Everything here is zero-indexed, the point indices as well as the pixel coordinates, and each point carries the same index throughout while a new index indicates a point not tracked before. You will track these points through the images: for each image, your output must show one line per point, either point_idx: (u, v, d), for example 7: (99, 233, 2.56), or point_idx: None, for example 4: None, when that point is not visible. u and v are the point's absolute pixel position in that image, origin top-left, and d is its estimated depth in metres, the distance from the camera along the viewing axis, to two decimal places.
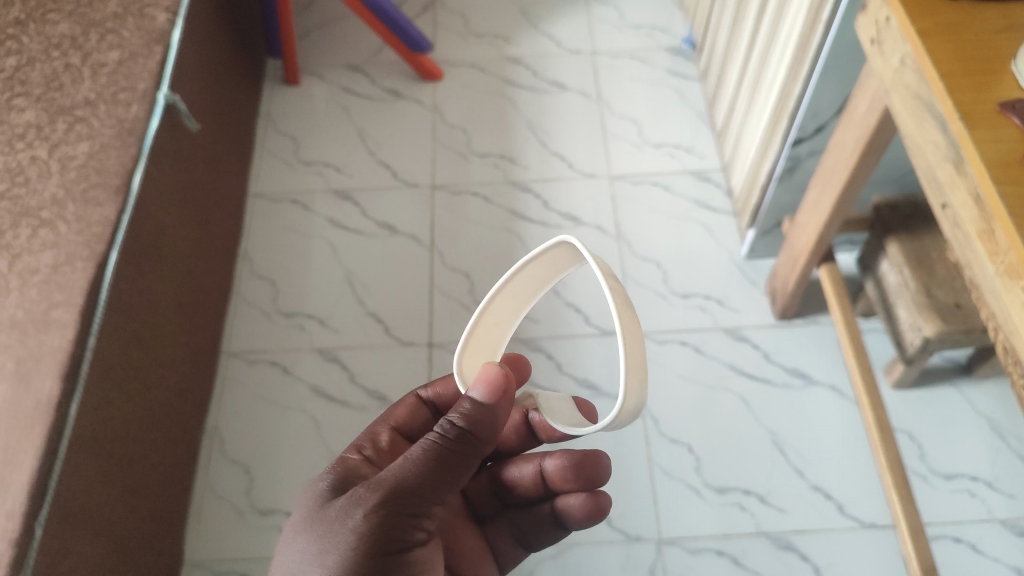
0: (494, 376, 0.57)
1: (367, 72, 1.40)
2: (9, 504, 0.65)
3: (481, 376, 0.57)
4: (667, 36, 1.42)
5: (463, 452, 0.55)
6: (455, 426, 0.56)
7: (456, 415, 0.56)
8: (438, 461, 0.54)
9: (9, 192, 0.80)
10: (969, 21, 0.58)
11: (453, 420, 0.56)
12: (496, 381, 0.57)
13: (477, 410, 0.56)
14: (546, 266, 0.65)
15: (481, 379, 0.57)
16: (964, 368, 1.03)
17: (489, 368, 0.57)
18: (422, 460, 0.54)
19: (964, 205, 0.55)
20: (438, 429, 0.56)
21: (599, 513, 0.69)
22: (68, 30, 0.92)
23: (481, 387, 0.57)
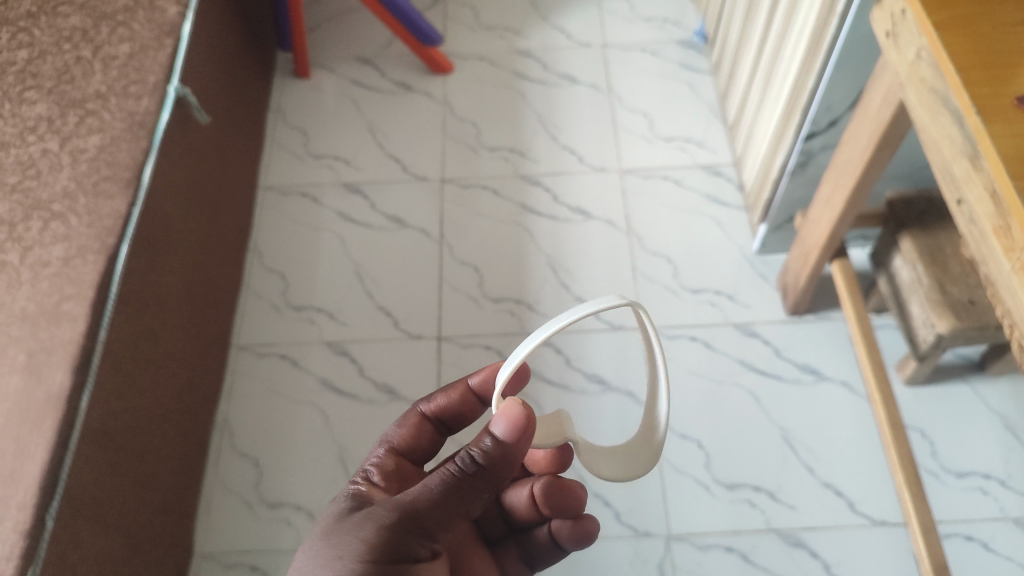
0: (517, 415, 0.52)
1: (377, 65, 1.39)
2: (21, 495, 0.65)
3: (504, 413, 0.52)
4: (678, 29, 1.41)
5: (478, 486, 0.52)
6: (472, 457, 0.52)
7: (476, 451, 0.53)
8: (452, 494, 0.52)
9: (20, 184, 0.80)
10: (986, 14, 0.58)
11: (471, 453, 0.52)
12: (520, 420, 0.52)
13: (496, 446, 0.52)
14: (575, 295, 0.51)
15: (504, 414, 0.52)
16: (977, 365, 1.02)
17: (512, 406, 0.52)
18: (436, 485, 0.52)
19: (980, 200, 0.54)
20: (457, 462, 0.53)
21: (587, 536, 0.69)
22: (79, 22, 0.92)
23: (504, 423, 0.52)
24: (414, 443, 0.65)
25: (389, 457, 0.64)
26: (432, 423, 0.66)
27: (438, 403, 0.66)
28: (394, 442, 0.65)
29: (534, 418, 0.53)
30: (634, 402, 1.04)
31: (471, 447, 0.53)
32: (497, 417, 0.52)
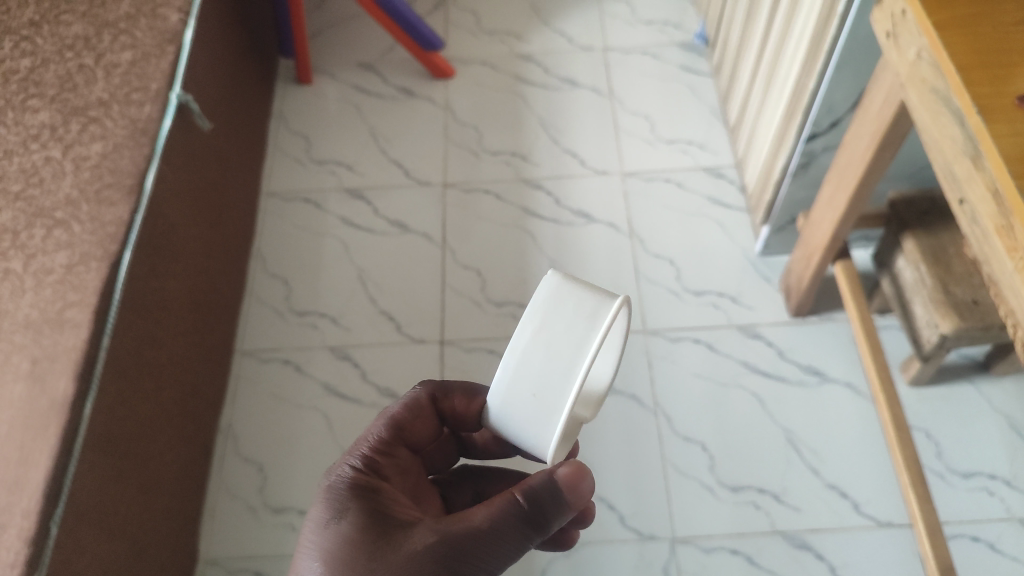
0: (581, 474, 0.53)
1: (378, 70, 1.40)
2: (25, 502, 0.65)
3: (573, 470, 0.53)
4: (679, 31, 1.41)
5: (529, 529, 0.52)
6: (527, 502, 0.52)
7: (538, 491, 0.52)
8: (505, 533, 0.51)
9: (23, 192, 0.81)
10: (988, 13, 0.57)
11: (530, 498, 0.52)
12: (583, 479, 0.53)
13: (557, 500, 0.52)
14: (542, 297, 0.55)
15: (572, 471, 0.53)
16: (982, 365, 1.02)
17: (580, 465, 0.53)
18: (491, 526, 0.51)
19: (982, 200, 0.54)
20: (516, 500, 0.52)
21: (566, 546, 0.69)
22: (81, 30, 0.93)
23: (570, 479, 0.53)
24: (414, 428, 0.61)
25: (390, 437, 0.60)
26: (437, 416, 0.62)
27: (453, 399, 0.61)
28: (396, 421, 0.60)
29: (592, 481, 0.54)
30: (637, 404, 1.04)
31: (531, 492, 0.52)
32: (565, 469, 0.53)
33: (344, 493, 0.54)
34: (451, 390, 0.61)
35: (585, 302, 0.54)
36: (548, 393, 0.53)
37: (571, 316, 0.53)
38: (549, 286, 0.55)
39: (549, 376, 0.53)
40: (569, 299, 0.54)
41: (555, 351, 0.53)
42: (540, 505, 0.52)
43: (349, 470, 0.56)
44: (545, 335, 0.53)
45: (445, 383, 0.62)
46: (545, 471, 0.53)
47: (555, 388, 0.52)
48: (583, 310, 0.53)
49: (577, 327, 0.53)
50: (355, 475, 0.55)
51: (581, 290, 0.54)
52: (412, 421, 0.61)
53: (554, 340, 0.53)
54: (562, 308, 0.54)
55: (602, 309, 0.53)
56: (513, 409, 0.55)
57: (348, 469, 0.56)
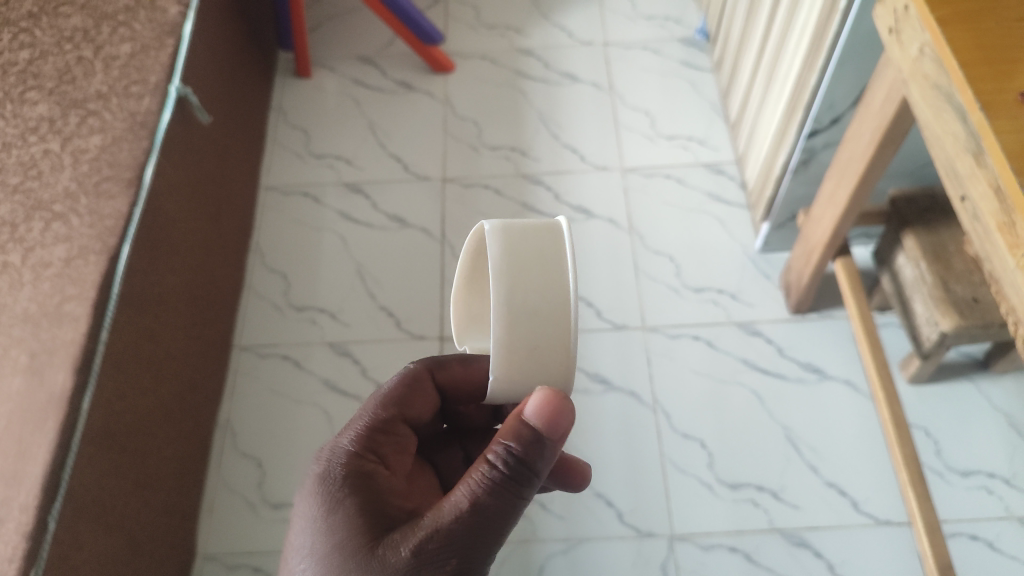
0: (556, 404, 0.49)
1: (378, 64, 1.39)
2: (23, 497, 0.65)
3: (544, 402, 0.49)
4: (680, 26, 1.41)
5: (511, 493, 0.48)
6: (503, 465, 0.48)
7: (509, 450, 0.48)
8: (486, 501, 0.47)
9: (22, 185, 0.80)
10: (991, 10, 0.57)
11: (512, 461, 0.48)
12: (561, 415, 0.49)
13: (530, 452, 0.49)
14: (500, 244, 0.54)
15: (542, 403, 0.49)
16: (981, 363, 1.02)
17: (550, 395, 0.49)
18: (477, 503, 0.47)
19: (984, 197, 0.54)
20: (492, 464, 0.48)
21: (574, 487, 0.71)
22: (80, 22, 0.92)
23: (545, 423, 0.49)
24: (412, 406, 0.59)
25: (387, 414, 0.58)
26: (435, 389, 0.62)
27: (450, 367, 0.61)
28: (391, 397, 0.59)
29: (570, 407, 0.50)
30: (637, 401, 1.04)
31: (510, 454, 0.48)
32: (537, 409, 0.49)
33: (337, 482, 0.52)
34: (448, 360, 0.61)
35: (539, 231, 0.55)
36: (556, 336, 0.54)
37: (538, 251, 0.54)
38: (501, 236, 0.54)
39: (551, 320, 0.54)
40: (525, 236, 0.55)
41: (545, 290, 0.53)
42: (523, 466, 0.48)
43: (342, 456, 0.54)
44: (526, 281, 0.53)
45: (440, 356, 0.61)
46: (515, 422, 0.49)
47: (560, 328, 0.54)
48: (543, 243, 0.55)
49: (552, 256, 0.54)
50: (349, 460, 0.54)
51: (527, 229, 0.55)
52: (409, 397, 0.59)
53: (534, 283, 0.53)
54: (527, 246, 0.54)
55: (559, 240, 0.55)
56: (522, 366, 0.54)
57: (342, 456, 0.54)
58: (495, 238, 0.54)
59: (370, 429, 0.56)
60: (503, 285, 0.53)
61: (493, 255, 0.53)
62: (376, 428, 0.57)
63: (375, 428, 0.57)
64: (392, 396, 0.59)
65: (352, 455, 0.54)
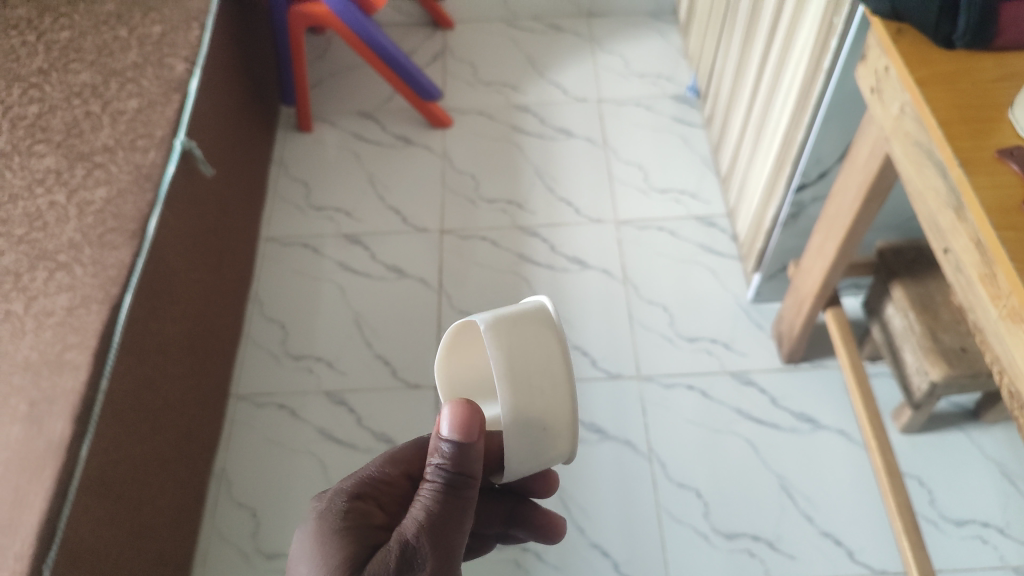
0: (465, 410, 0.51)
1: (378, 119, 1.43)
2: (17, 545, 0.65)
3: (453, 416, 0.51)
4: (671, 84, 1.45)
5: (457, 496, 0.51)
6: (443, 475, 0.51)
7: (444, 461, 0.51)
8: (441, 509, 0.51)
9: (27, 236, 0.82)
10: (966, 71, 0.60)
11: (446, 471, 0.51)
12: (474, 419, 0.51)
13: (461, 457, 0.51)
14: (496, 337, 0.57)
15: (451, 419, 0.51)
16: (971, 413, 1.03)
17: (462, 405, 0.51)
18: (428, 517, 0.50)
19: (966, 250, 0.56)
20: (432, 476, 0.51)
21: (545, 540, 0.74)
22: (89, 79, 0.95)
23: (456, 429, 0.51)
24: (418, 467, 0.60)
25: (391, 469, 0.58)
26: None
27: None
28: (397, 455, 0.60)
29: (480, 408, 0.52)
30: (632, 450, 1.05)
31: (442, 467, 0.51)
32: (449, 423, 0.51)
33: (333, 512, 0.53)
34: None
35: (528, 315, 0.60)
36: (560, 409, 0.59)
37: (534, 334, 0.59)
38: (494, 329, 0.57)
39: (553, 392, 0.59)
40: (513, 323, 0.58)
41: (546, 369, 0.58)
42: (460, 473, 0.51)
43: (343, 492, 0.55)
44: (529, 363, 0.58)
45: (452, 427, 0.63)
46: (438, 437, 0.52)
47: (562, 403, 0.59)
48: (528, 326, 0.59)
49: (546, 336, 0.59)
50: (349, 497, 0.54)
51: (514, 317, 0.59)
52: (415, 458, 0.60)
53: (533, 364, 0.58)
54: (524, 332, 0.58)
55: (540, 320, 0.60)
56: (535, 444, 0.58)
57: (342, 492, 0.55)
58: (491, 333, 0.57)
59: (373, 477, 0.57)
60: (508, 378, 0.57)
61: (494, 351, 0.57)
62: (379, 478, 0.58)
63: (378, 476, 0.57)
64: (400, 454, 0.60)
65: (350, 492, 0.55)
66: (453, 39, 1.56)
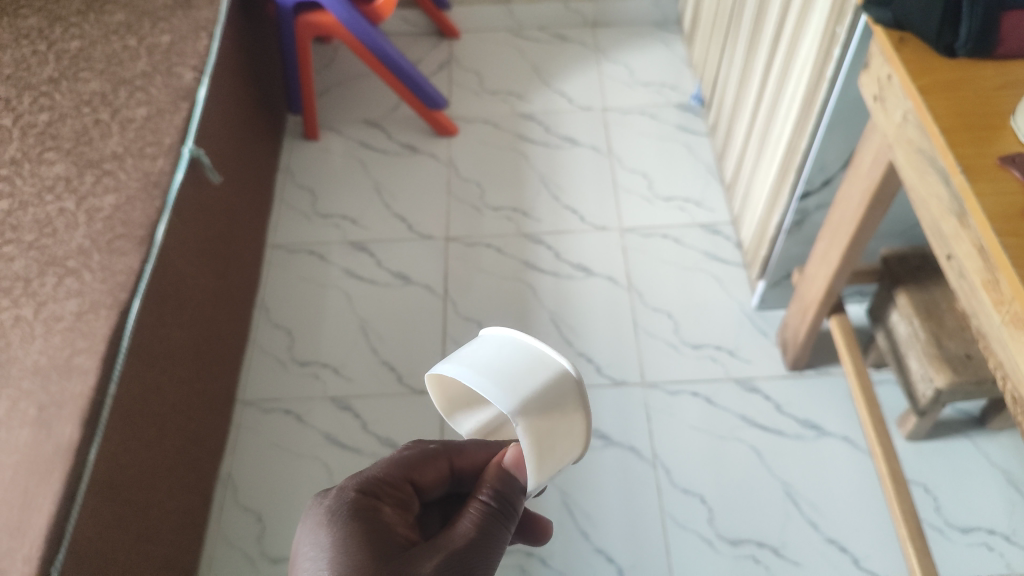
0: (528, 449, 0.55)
1: (384, 127, 1.44)
2: (26, 548, 0.65)
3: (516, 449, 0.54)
4: (676, 93, 1.46)
5: (503, 521, 0.53)
6: (495, 499, 0.53)
7: (496, 486, 0.53)
8: (488, 530, 0.52)
9: (36, 242, 0.82)
10: (968, 79, 0.60)
11: (498, 495, 0.53)
12: None
13: (513, 487, 0.54)
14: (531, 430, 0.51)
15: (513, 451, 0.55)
16: (977, 420, 1.03)
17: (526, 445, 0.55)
18: (476, 532, 0.52)
19: (970, 256, 0.56)
20: (484, 499, 0.53)
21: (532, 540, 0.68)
22: (99, 87, 0.96)
23: (517, 463, 0.54)
24: (423, 474, 0.57)
25: (395, 472, 0.56)
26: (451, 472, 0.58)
27: (473, 456, 0.58)
28: (404, 460, 0.57)
29: None
30: (636, 457, 1.05)
31: (493, 489, 0.53)
32: (510, 455, 0.54)
33: (340, 517, 0.52)
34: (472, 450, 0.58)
35: (539, 372, 0.52)
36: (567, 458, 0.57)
37: (556, 402, 0.52)
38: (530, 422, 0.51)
39: (570, 434, 0.56)
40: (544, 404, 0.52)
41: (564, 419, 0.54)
42: (509, 499, 0.54)
43: (349, 494, 0.54)
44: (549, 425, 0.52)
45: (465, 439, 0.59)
46: (495, 465, 0.55)
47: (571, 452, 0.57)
48: (554, 398, 0.52)
49: (567, 390, 0.53)
50: (355, 499, 0.53)
51: (543, 396, 0.52)
52: (422, 464, 0.57)
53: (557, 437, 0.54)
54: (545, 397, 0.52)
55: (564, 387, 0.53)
56: None
57: (349, 492, 0.54)
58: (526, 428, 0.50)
59: (379, 479, 0.55)
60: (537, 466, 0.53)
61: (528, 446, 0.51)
62: (385, 479, 0.55)
63: (385, 480, 0.55)
64: (408, 457, 0.57)
65: (359, 495, 0.54)
66: (459, 49, 1.57)
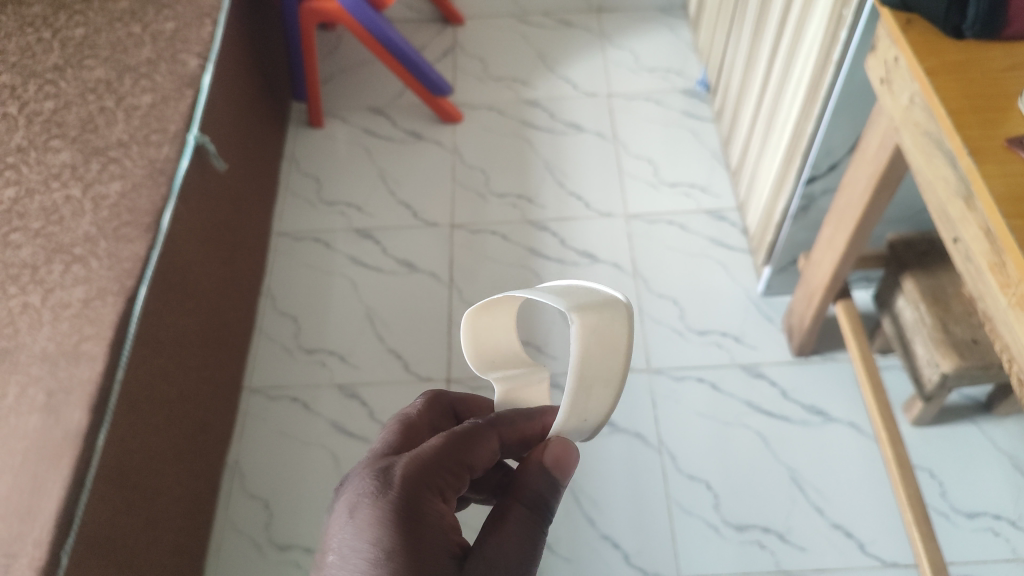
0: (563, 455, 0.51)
1: (389, 114, 1.44)
2: (37, 532, 0.65)
3: (556, 447, 0.51)
4: (681, 78, 1.45)
5: (542, 522, 0.50)
6: (534, 501, 0.50)
7: (534, 494, 0.50)
8: (530, 533, 0.49)
9: (43, 230, 0.83)
10: (974, 61, 0.60)
11: (535, 492, 0.50)
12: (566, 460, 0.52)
13: (553, 489, 0.51)
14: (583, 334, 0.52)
15: (555, 446, 0.51)
16: (984, 405, 1.03)
17: (556, 448, 0.51)
18: (521, 536, 0.48)
19: (976, 238, 0.56)
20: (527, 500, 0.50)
21: None
22: (103, 74, 0.96)
23: (558, 458, 0.51)
24: (479, 453, 0.51)
25: (448, 449, 0.50)
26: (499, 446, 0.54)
27: (519, 428, 0.54)
28: (458, 438, 0.50)
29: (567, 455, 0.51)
30: (642, 443, 1.05)
31: (535, 488, 0.50)
32: (550, 452, 0.51)
33: (385, 498, 0.46)
34: (518, 419, 0.54)
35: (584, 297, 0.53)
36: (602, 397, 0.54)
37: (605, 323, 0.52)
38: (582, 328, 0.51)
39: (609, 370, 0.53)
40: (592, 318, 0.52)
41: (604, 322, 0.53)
42: (545, 497, 0.50)
43: (398, 475, 0.48)
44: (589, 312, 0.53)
45: (510, 411, 0.54)
46: (532, 463, 0.51)
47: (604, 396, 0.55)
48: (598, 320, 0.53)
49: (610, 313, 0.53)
50: (403, 482, 0.47)
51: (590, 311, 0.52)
52: (477, 442, 0.51)
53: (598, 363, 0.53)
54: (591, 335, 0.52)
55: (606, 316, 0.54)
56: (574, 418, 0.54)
57: (398, 473, 0.48)
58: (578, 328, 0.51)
59: (432, 458, 0.49)
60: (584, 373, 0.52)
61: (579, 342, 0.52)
62: (439, 458, 0.49)
63: (439, 464, 0.49)
64: (461, 431, 0.51)
65: (409, 484, 0.47)
66: (463, 35, 1.57)
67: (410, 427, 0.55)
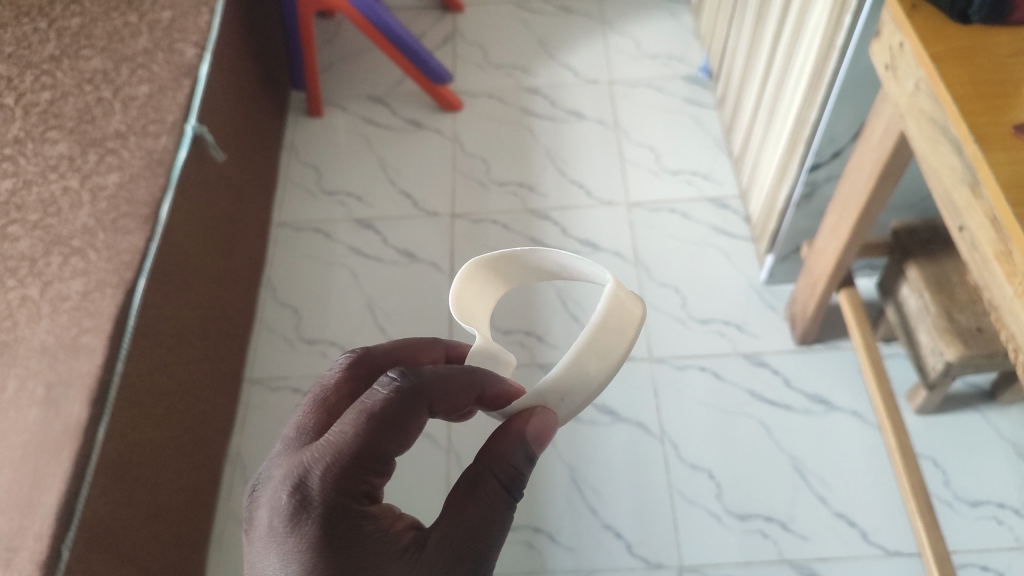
0: (545, 427, 0.51)
1: (388, 103, 1.43)
2: (38, 526, 0.65)
3: (537, 423, 0.50)
4: (683, 65, 1.44)
5: (511, 498, 0.49)
6: (508, 478, 0.49)
7: (508, 471, 0.49)
8: (495, 512, 0.48)
9: (41, 222, 0.82)
10: (981, 47, 0.59)
11: (513, 468, 0.49)
12: (546, 426, 0.51)
13: (530, 464, 0.50)
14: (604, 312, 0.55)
15: (536, 422, 0.50)
16: (987, 393, 1.02)
17: (546, 420, 0.51)
18: (489, 515, 0.48)
19: (982, 226, 0.55)
20: (501, 476, 0.49)
21: None
22: (100, 64, 0.95)
23: (539, 434, 0.51)
24: (405, 435, 0.45)
25: (366, 435, 0.44)
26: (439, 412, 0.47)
27: (453, 396, 0.47)
28: (376, 421, 0.44)
29: (545, 426, 0.51)
30: (644, 432, 1.05)
31: (511, 464, 0.49)
32: (531, 427, 0.50)
33: (303, 506, 0.43)
34: (450, 385, 0.47)
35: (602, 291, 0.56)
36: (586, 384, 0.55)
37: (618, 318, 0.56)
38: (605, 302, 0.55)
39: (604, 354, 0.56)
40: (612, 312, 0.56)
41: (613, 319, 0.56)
42: (521, 472, 0.50)
43: (315, 477, 0.43)
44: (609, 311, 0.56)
45: (439, 374, 0.46)
46: (511, 436, 0.50)
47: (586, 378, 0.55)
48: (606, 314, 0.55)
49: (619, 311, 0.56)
50: (320, 486, 0.43)
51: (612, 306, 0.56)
52: (403, 422, 0.44)
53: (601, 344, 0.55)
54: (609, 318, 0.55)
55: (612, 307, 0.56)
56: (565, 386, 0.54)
57: (315, 475, 0.43)
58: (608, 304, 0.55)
59: (348, 452, 0.43)
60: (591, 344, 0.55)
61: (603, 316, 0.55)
62: (356, 451, 0.43)
63: (358, 457, 0.44)
64: (382, 414, 0.44)
65: (330, 490, 0.43)
66: (463, 22, 1.55)
67: (327, 401, 0.50)
